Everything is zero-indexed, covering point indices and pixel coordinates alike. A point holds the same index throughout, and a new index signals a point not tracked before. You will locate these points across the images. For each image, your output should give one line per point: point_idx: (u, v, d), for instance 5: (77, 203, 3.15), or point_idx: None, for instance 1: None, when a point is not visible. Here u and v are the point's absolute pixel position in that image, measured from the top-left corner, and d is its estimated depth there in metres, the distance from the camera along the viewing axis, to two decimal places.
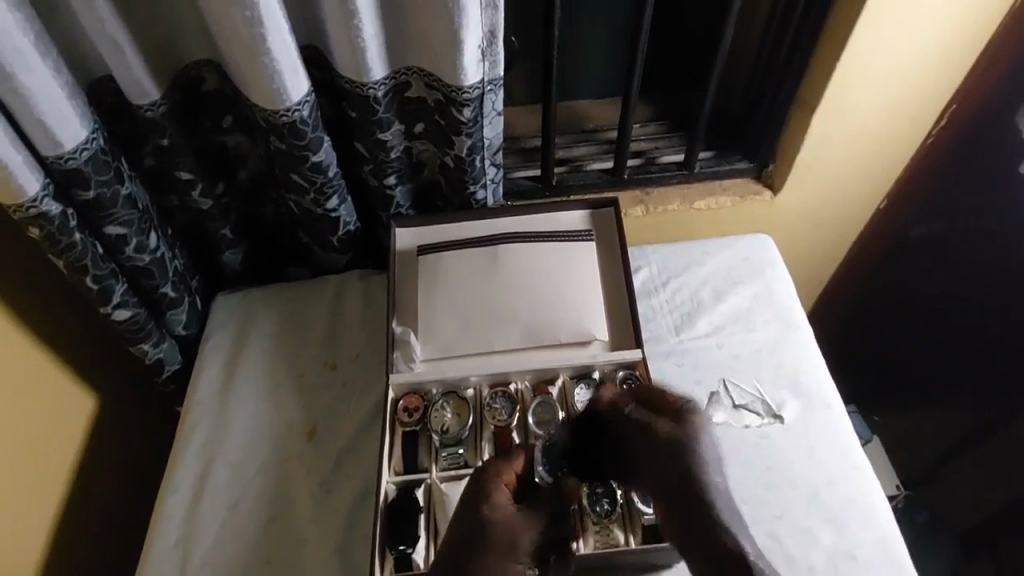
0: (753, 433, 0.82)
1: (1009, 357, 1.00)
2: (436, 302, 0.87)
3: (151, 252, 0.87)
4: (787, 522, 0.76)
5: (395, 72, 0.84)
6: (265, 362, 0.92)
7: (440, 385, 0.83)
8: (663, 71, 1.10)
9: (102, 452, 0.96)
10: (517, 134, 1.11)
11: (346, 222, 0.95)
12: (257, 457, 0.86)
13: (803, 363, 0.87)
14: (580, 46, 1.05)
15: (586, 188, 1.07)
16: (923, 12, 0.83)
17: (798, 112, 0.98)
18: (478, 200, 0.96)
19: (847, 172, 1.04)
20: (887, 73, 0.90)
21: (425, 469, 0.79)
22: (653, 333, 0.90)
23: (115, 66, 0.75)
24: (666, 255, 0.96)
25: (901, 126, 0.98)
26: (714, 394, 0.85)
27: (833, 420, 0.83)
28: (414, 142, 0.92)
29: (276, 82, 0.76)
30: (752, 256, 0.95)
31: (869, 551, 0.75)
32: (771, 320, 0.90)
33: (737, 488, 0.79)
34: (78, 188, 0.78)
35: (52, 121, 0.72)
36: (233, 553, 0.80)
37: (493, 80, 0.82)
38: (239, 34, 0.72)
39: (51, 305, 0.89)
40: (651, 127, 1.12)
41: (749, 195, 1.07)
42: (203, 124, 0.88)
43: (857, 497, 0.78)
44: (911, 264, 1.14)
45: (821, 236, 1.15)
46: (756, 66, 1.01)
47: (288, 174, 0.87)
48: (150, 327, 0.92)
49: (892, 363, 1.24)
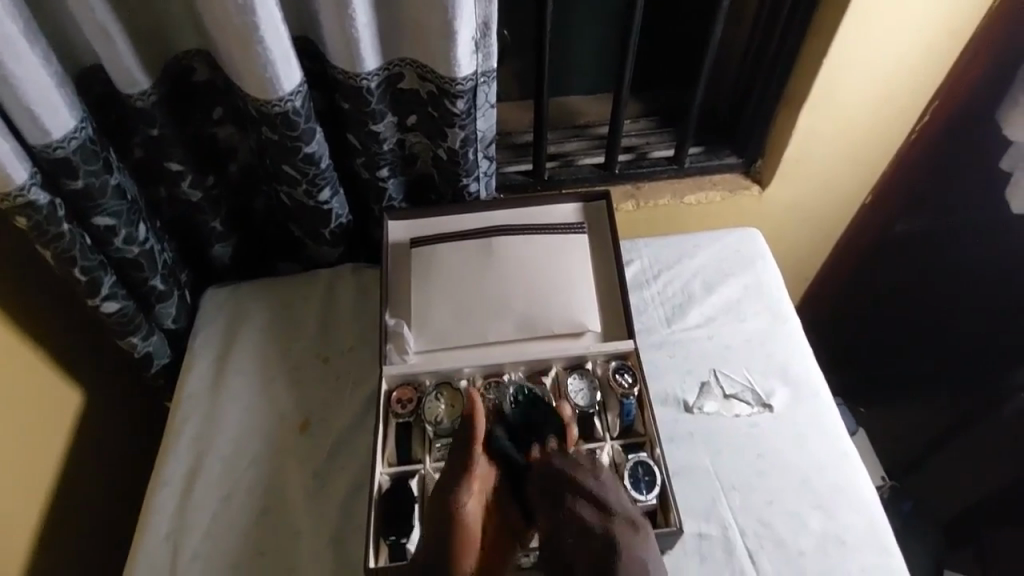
0: (744, 422, 0.83)
1: (995, 348, 1.02)
2: (429, 293, 0.87)
3: (140, 244, 0.87)
4: (777, 508, 0.77)
5: (388, 63, 0.84)
6: (256, 355, 0.91)
7: (434, 376, 0.83)
8: (653, 66, 1.10)
9: (91, 447, 0.95)
10: (509, 130, 1.11)
11: (338, 215, 0.95)
12: (248, 450, 0.85)
13: (792, 352, 0.88)
14: (570, 42, 1.05)
15: (578, 182, 1.08)
16: (910, 8, 0.84)
17: (785, 108, 0.99)
18: (471, 192, 0.96)
19: (835, 167, 1.05)
20: (874, 69, 0.91)
21: (419, 460, 0.79)
22: (644, 325, 0.90)
23: (103, 54, 0.75)
24: (656, 248, 0.97)
25: (888, 122, 0.99)
26: (705, 383, 0.85)
27: (821, 408, 0.84)
28: (407, 134, 0.92)
29: (268, 71, 0.76)
30: (742, 249, 0.96)
31: (857, 535, 0.75)
32: (761, 312, 0.91)
33: (728, 477, 0.79)
34: (66, 177, 0.77)
35: (41, 109, 0.71)
36: (225, 545, 0.79)
37: (487, 71, 0.83)
38: (232, 22, 0.71)
39: (37, 298, 0.87)
40: (641, 122, 1.13)
41: (738, 190, 1.07)
42: (193, 114, 0.88)
43: (845, 484, 0.78)
44: (898, 259, 1.16)
45: (809, 230, 1.16)
46: (746, 61, 1.01)
47: (280, 165, 0.87)
48: (138, 321, 0.91)
49: (877, 357, 1.25)
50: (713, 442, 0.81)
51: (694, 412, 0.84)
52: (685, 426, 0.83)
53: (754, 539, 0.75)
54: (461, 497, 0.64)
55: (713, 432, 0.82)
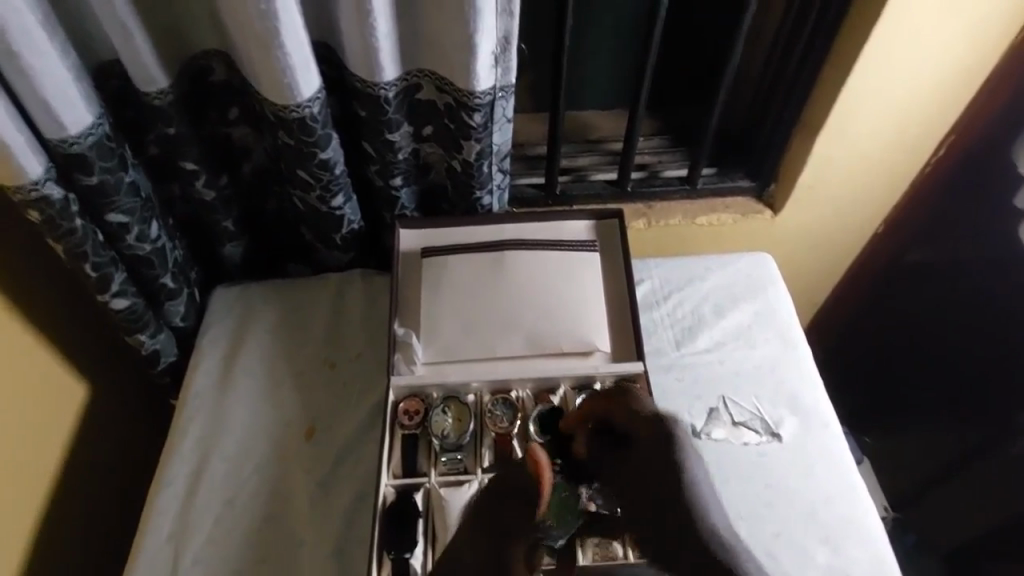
0: (752, 450, 0.83)
1: (998, 384, 1.02)
2: (439, 305, 0.87)
3: (152, 242, 0.86)
4: (784, 540, 0.77)
5: (406, 74, 0.84)
6: (264, 359, 0.91)
7: (441, 389, 0.83)
8: (668, 86, 1.10)
9: (93, 443, 0.94)
10: (524, 142, 1.11)
11: (350, 221, 0.94)
12: (252, 454, 0.85)
13: (802, 381, 0.88)
14: (588, 59, 1.05)
15: (590, 198, 1.08)
16: (925, 43, 0.85)
17: (800, 135, 1.00)
18: (484, 205, 0.96)
19: (846, 196, 1.05)
20: (888, 101, 0.92)
21: (424, 473, 0.78)
22: (653, 346, 0.90)
23: (123, 51, 0.75)
24: (669, 269, 0.97)
25: (901, 154, 1.00)
26: (713, 410, 0.86)
27: (831, 441, 0.84)
28: (422, 145, 0.92)
29: (287, 76, 0.76)
30: (754, 275, 0.96)
31: (865, 571, 0.75)
32: (771, 339, 0.91)
33: (735, 505, 0.79)
34: (80, 172, 0.76)
35: (58, 104, 0.71)
36: (227, 549, 0.79)
37: (505, 86, 0.82)
38: (252, 25, 0.71)
39: (47, 290, 0.87)
40: (654, 141, 1.12)
41: (750, 213, 1.08)
42: (209, 114, 0.87)
43: (852, 517, 0.79)
44: (908, 289, 1.16)
45: (820, 257, 1.16)
46: (763, 83, 1.01)
47: (295, 170, 0.86)
48: (147, 318, 0.91)
49: (883, 383, 1.25)
50: (720, 468, 0.81)
51: (702, 438, 0.84)
52: None
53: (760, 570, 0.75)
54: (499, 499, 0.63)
55: (720, 459, 0.82)
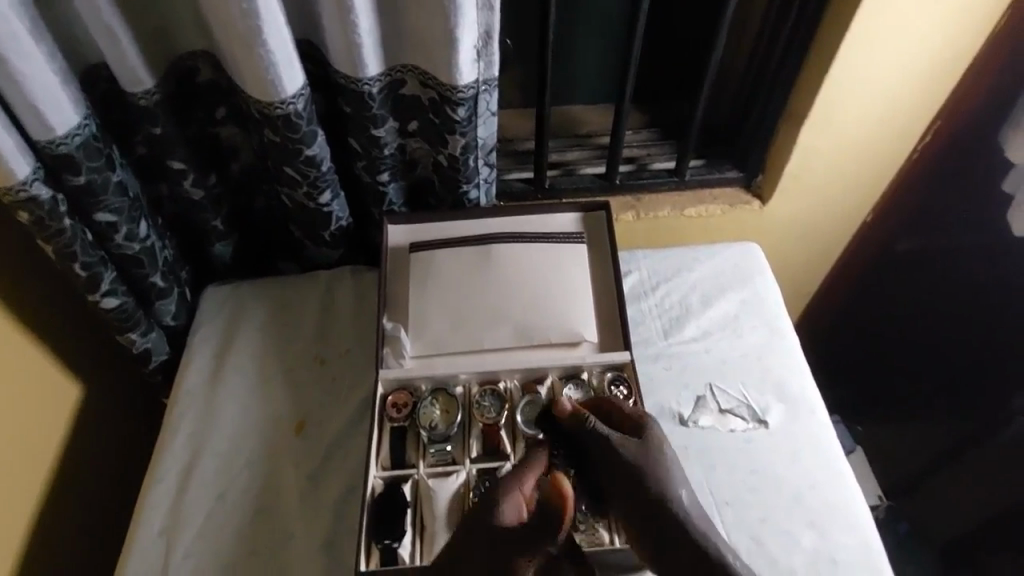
0: (739, 437, 0.83)
1: (990, 368, 1.02)
2: (426, 299, 0.87)
3: (141, 241, 0.87)
4: (770, 525, 0.77)
5: (390, 69, 0.85)
6: (255, 356, 0.92)
7: (429, 382, 0.84)
8: (654, 79, 1.11)
9: (86, 443, 0.95)
10: (512, 137, 1.12)
11: (338, 217, 0.95)
12: (244, 450, 0.85)
13: (789, 369, 0.88)
14: (573, 53, 1.06)
15: (579, 191, 1.09)
16: (907, 30, 0.86)
17: (786, 124, 1.00)
18: (471, 199, 0.96)
19: (832, 185, 1.06)
20: (872, 89, 0.92)
21: (413, 465, 0.79)
22: (640, 337, 0.90)
23: (108, 51, 0.75)
24: (658, 260, 0.97)
25: (887, 140, 1.00)
26: (700, 398, 0.86)
27: (817, 426, 0.84)
28: (408, 140, 0.93)
29: (271, 74, 0.76)
30: (741, 264, 0.96)
31: (851, 555, 0.76)
32: (758, 327, 0.91)
33: (721, 491, 0.79)
34: (69, 173, 0.77)
35: (46, 106, 0.71)
36: (218, 544, 0.79)
37: (488, 80, 0.83)
38: (235, 24, 0.72)
39: (38, 292, 0.88)
40: (642, 134, 1.13)
41: (737, 204, 1.08)
42: (196, 113, 0.88)
43: (838, 502, 0.79)
44: (899, 276, 1.16)
45: (809, 246, 1.17)
46: (749, 73, 1.02)
47: (282, 167, 0.87)
48: (137, 317, 0.91)
49: (875, 372, 1.25)
50: (707, 455, 0.82)
51: (689, 425, 0.84)
52: (679, 439, 0.83)
53: (746, 556, 0.75)
54: (502, 509, 0.63)
55: (707, 446, 0.83)
